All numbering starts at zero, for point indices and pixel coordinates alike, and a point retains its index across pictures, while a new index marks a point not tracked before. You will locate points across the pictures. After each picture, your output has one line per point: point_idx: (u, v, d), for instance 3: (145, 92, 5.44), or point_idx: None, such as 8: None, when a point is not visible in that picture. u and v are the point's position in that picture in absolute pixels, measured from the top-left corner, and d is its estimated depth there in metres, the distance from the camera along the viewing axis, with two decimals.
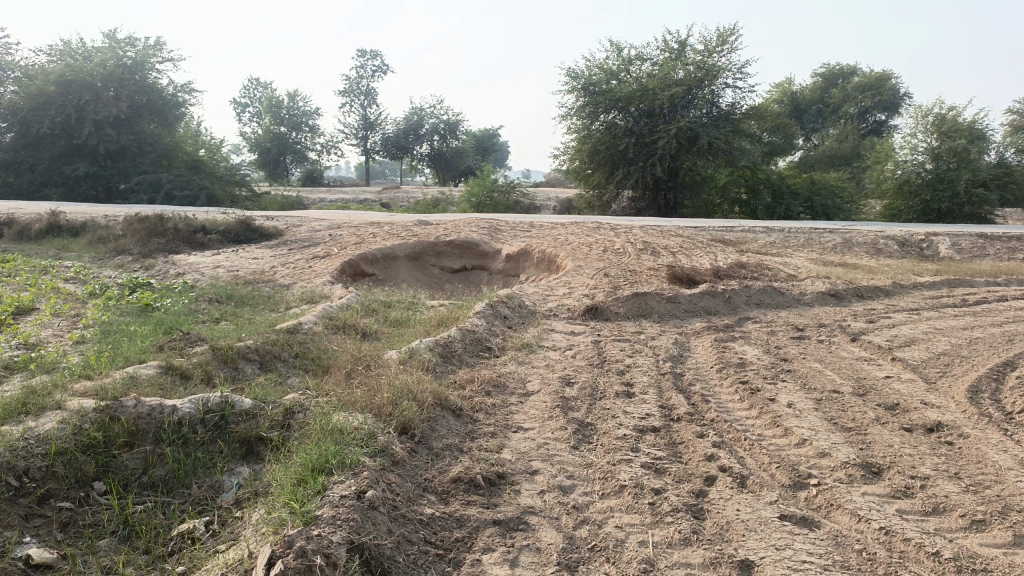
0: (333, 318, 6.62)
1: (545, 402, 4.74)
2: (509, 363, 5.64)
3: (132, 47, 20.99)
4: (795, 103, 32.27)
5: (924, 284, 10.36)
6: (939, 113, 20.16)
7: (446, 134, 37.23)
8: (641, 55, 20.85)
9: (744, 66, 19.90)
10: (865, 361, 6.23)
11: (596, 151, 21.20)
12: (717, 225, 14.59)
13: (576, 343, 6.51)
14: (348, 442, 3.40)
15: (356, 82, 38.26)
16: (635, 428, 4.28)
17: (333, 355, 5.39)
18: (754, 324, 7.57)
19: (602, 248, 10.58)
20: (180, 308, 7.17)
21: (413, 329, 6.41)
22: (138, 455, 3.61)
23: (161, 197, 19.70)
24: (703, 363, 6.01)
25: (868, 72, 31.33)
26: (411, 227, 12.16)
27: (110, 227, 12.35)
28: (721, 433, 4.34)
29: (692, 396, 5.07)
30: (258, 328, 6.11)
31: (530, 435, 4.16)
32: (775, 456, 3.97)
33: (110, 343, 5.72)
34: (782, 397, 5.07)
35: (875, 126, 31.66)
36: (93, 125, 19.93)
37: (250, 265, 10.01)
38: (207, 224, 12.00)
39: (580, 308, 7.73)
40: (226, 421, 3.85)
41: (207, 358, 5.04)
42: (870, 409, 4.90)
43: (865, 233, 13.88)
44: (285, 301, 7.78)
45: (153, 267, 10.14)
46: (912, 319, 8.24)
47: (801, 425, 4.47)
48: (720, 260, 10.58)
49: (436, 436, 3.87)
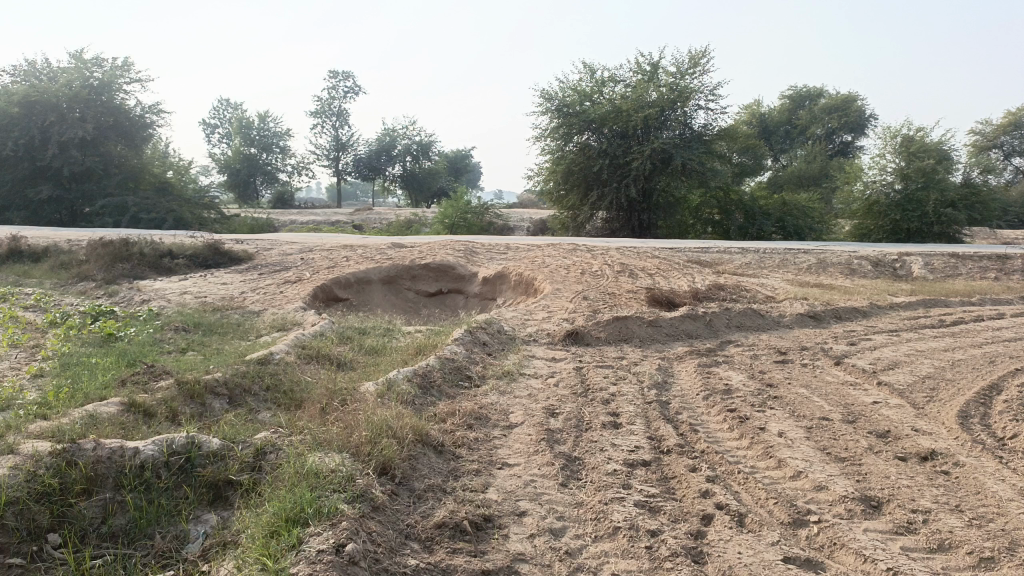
0: (306, 347, 6.38)
1: (530, 434, 4.55)
2: (490, 393, 5.44)
3: (99, 68, 20.55)
4: (764, 124, 32.62)
5: (901, 305, 10.36)
6: (907, 134, 20.43)
7: (418, 155, 37.10)
8: (614, 77, 20.91)
9: (715, 88, 20.02)
10: (851, 386, 6.12)
11: (570, 172, 21.14)
12: (693, 246, 14.55)
13: (558, 370, 6.34)
14: (325, 487, 3.19)
15: (328, 103, 38.05)
16: (625, 462, 4.11)
17: (306, 387, 5.16)
18: (736, 348, 7.46)
19: (580, 271, 10.45)
20: (145, 338, 6.88)
21: (390, 358, 6.18)
22: (96, 503, 3.35)
23: (127, 220, 19.27)
24: (688, 390, 5.87)
25: (834, 94, 31.85)
26: (385, 250, 11.94)
27: (72, 252, 11.97)
28: (713, 465, 4.18)
29: (680, 425, 4.92)
30: (227, 359, 5.85)
31: (515, 472, 3.97)
32: (770, 490, 3.82)
33: (70, 377, 5.43)
34: (772, 425, 4.93)
35: (842, 147, 32.14)
36: (58, 146, 19.45)
37: (219, 291, 9.72)
38: (174, 248, 11.68)
39: (559, 333, 7.57)
40: (192, 464, 3.61)
41: (173, 394, 4.78)
42: (862, 437, 4.78)
43: (839, 253, 13.93)
44: (256, 329, 7.52)
45: (117, 294, 9.81)
46: (893, 340, 8.18)
47: (794, 456, 4.33)
48: (698, 282, 10.50)
49: (417, 477, 3.66)
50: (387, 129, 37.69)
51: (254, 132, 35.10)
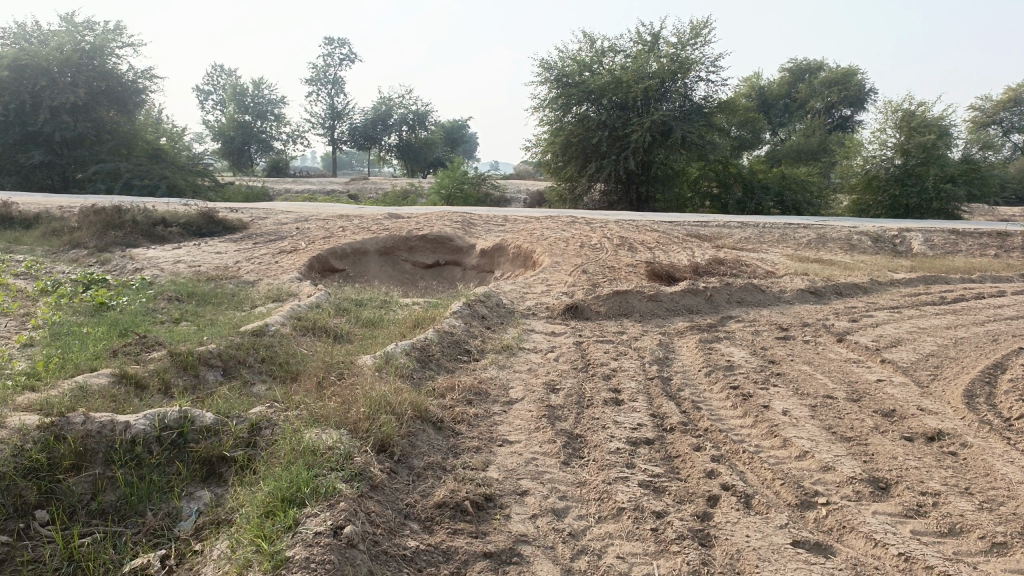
0: (302, 319, 6.27)
1: (530, 411, 4.46)
2: (489, 367, 5.35)
3: (91, 31, 20.15)
4: (763, 98, 32.27)
5: (901, 281, 10.28)
6: (908, 109, 20.22)
7: (415, 124, 36.72)
8: (614, 47, 20.60)
9: (717, 59, 19.74)
10: (855, 364, 6.04)
11: (568, 143, 20.91)
12: (693, 220, 14.40)
13: (558, 345, 6.24)
14: (322, 465, 3.10)
15: (323, 71, 37.54)
16: (628, 440, 4.02)
17: (302, 361, 5.06)
18: (737, 324, 7.37)
19: (579, 243, 10.33)
20: (137, 308, 6.76)
21: (387, 331, 6.08)
22: (86, 478, 3.26)
23: (120, 187, 19.03)
24: (690, 366, 5.78)
25: (835, 67, 31.55)
26: (382, 221, 11.79)
27: (64, 218, 11.79)
28: (718, 444, 4.11)
29: (683, 403, 4.83)
30: (221, 331, 5.73)
31: (516, 449, 3.88)
32: (778, 471, 3.75)
33: (60, 347, 5.31)
34: (776, 403, 4.85)
35: (841, 121, 31.94)
36: (49, 111, 19.15)
37: (213, 260, 9.58)
38: (168, 216, 11.51)
39: (559, 307, 7.47)
40: (185, 439, 3.50)
41: (166, 366, 4.67)
42: (867, 416, 4.71)
43: (839, 228, 13.82)
44: (250, 299, 7.40)
45: (110, 262, 9.65)
46: (894, 317, 8.10)
47: (799, 435, 4.25)
48: (698, 256, 10.39)
49: (417, 454, 3.57)
50: (383, 98, 37.27)
51: (248, 99, 34.64)
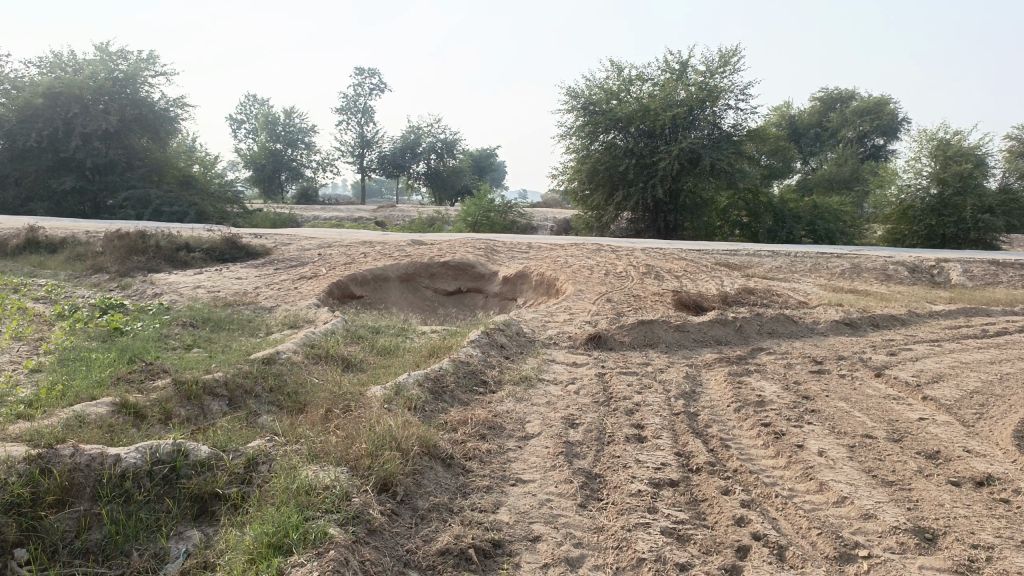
0: (315, 346, 6.07)
1: (546, 448, 4.21)
2: (506, 400, 5.11)
3: (124, 61, 20.52)
4: (794, 126, 31.84)
5: (940, 313, 9.87)
6: (944, 137, 19.77)
7: (443, 153, 36.92)
8: (642, 76, 20.48)
9: (746, 87, 19.51)
10: (894, 401, 5.70)
11: (595, 171, 20.72)
12: (722, 248, 14.11)
13: (580, 377, 5.98)
14: (317, 506, 2.88)
15: (353, 100, 37.98)
16: (650, 481, 3.74)
17: (311, 390, 4.86)
18: (768, 356, 7.06)
19: (604, 272, 10.09)
20: (150, 333, 6.62)
21: (402, 360, 5.87)
22: (70, 515, 3.07)
23: (150, 213, 19.20)
24: (718, 401, 5.48)
25: (866, 96, 31.21)
26: (404, 247, 11.65)
27: (89, 243, 11.80)
28: (748, 487, 3.82)
29: (710, 441, 4.55)
30: (231, 358, 5.55)
31: (529, 489, 3.63)
32: (814, 520, 3.46)
33: (66, 373, 5.17)
34: (811, 442, 4.54)
35: (874, 150, 31.52)
36: (81, 138, 19.45)
37: (233, 286, 9.47)
38: (191, 242, 11.49)
39: (581, 337, 7.22)
40: (177, 474, 3.30)
41: (169, 395, 4.49)
42: (909, 458, 4.38)
43: (874, 258, 13.42)
44: (266, 326, 7.25)
45: (130, 287, 9.59)
46: (934, 351, 7.72)
47: (836, 479, 3.95)
48: (727, 285, 10.10)
49: (422, 494, 3.33)
50: (412, 127, 37.55)
51: (280, 127, 34.84)
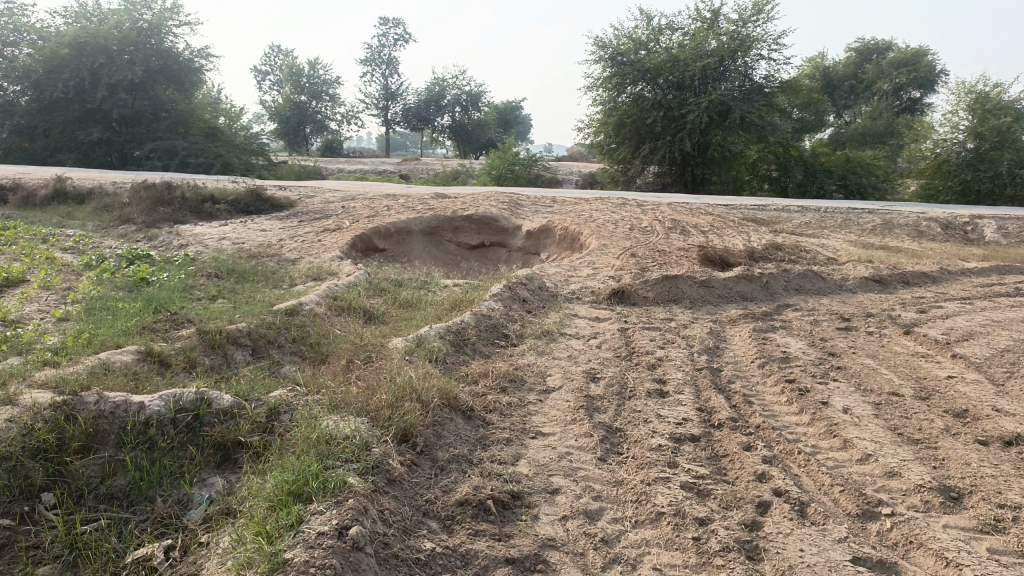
0: (338, 298, 6.08)
1: (567, 401, 4.20)
2: (527, 353, 5.09)
3: (148, 10, 20.43)
4: (828, 78, 31.01)
5: (973, 271, 9.66)
6: (983, 89, 19.15)
7: (468, 105, 36.55)
8: (671, 25, 19.97)
9: (779, 37, 18.97)
10: (922, 359, 5.61)
11: (622, 124, 20.40)
12: (750, 203, 13.88)
13: (602, 332, 5.94)
14: (337, 456, 2.90)
15: (378, 51, 37.59)
16: (671, 436, 3.72)
17: (333, 341, 4.88)
18: (794, 313, 6.96)
19: (629, 226, 9.97)
20: (175, 284, 6.67)
21: (424, 312, 5.87)
22: (95, 461, 3.12)
23: (176, 164, 19.28)
24: (742, 357, 5.42)
25: (904, 47, 30.28)
26: (428, 200, 11.60)
27: (116, 195, 11.89)
28: (770, 443, 3.79)
29: (733, 396, 4.51)
30: (254, 309, 5.57)
31: (549, 442, 3.62)
32: (837, 477, 3.42)
33: (93, 322, 5.24)
34: (836, 399, 4.49)
35: (909, 104, 30.69)
36: (107, 89, 19.49)
37: (257, 238, 9.50)
38: (216, 194, 11.53)
39: (604, 291, 7.17)
40: (200, 422, 3.33)
41: (193, 343, 4.54)
42: (936, 417, 4.31)
43: (906, 214, 13.14)
44: (290, 278, 7.27)
45: (156, 238, 9.65)
46: (965, 309, 7.57)
47: (861, 436, 3.90)
48: (754, 241, 9.94)
49: (441, 445, 3.34)
50: (436, 79, 37.15)
51: (304, 79, 34.79)
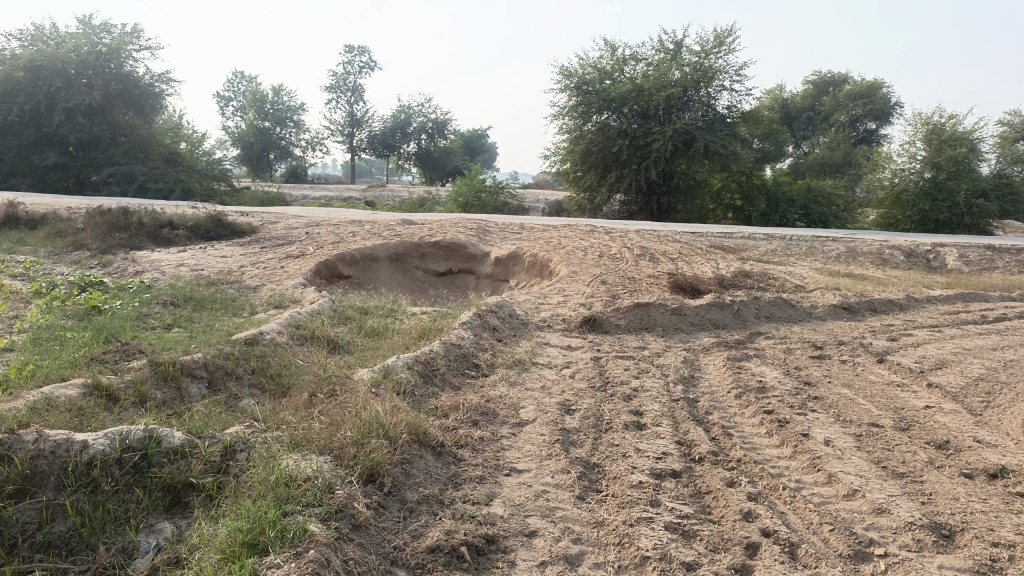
0: (300, 327, 5.83)
1: (542, 435, 4.01)
2: (499, 384, 4.90)
3: (108, 34, 20.04)
4: (787, 110, 31.59)
5: (938, 298, 9.72)
6: (939, 121, 19.59)
7: (434, 133, 36.51)
8: (636, 55, 20.16)
9: (741, 68, 19.25)
10: (898, 388, 5.53)
11: (588, 153, 20.45)
12: (717, 231, 13.93)
13: (574, 361, 5.77)
14: (296, 500, 2.69)
15: (343, 78, 37.48)
16: (651, 472, 3.56)
17: (296, 373, 4.64)
18: (766, 341, 6.88)
19: (598, 253, 9.88)
20: (129, 312, 6.36)
21: (390, 342, 5.65)
22: (32, 506, 2.85)
23: (135, 189, 18.84)
24: (718, 387, 5.29)
25: (860, 80, 31.04)
26: (394, 226, 11.40)
27: (70, 220, 11.48)
28: (753, 478, 3.64)
29: (712, 428, 4.36)
30: (212, 338, 5.30)
31: (524, 480, 3.43)
32: (826, 515, 3.29)
33: (38, 353, 4.93)
34: (816, 431, 4.37)
35: (866, 135, 31.44)
36: (64, 113, 19.01)
37: (217, 264, 9.20)
38: (175, 219, 11.20)
39: (576, 319, 7.03)
40: (148, 462, 3.07)
41: (144, 376, 4.26)
42: (919, 449, 4.21)
43: (869, 242, 13.28)
44: (250, 305, 7.00)
45: (111, 264, 9.30)
46: (934, 337, 7.57)
47: (845, 470, 3.78)
48: (723, 268, 9.91)
49: (410, 485, 3.13)
50: (402, 106, 37.09)
51: (268, 105, 34.45)
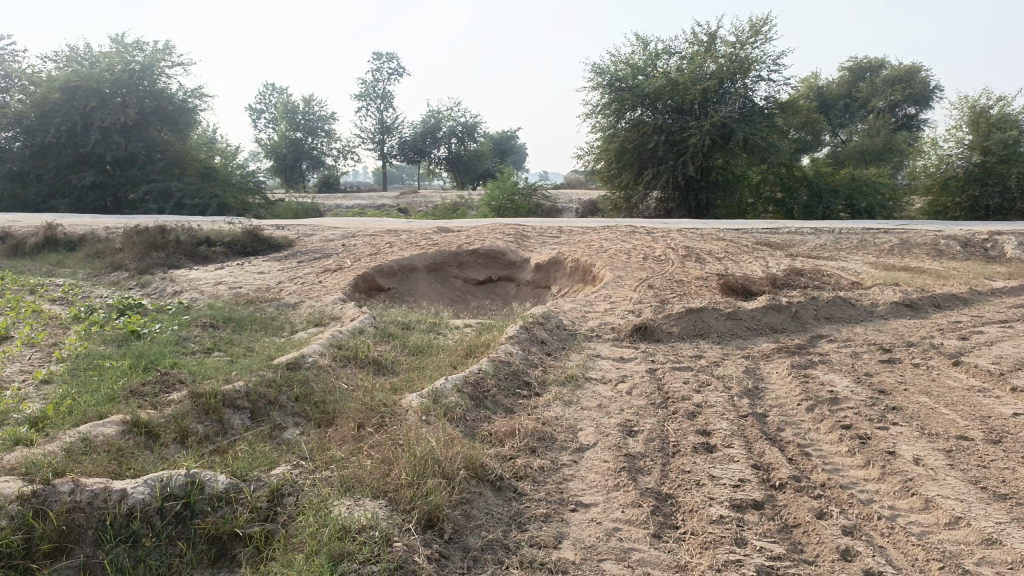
0: (343, 347, 5.61)
1: (606, 463, 3.73)
2: (553, 404, 4.63)
3: (140, 52, 20.13)
4: (823, 98, 30.84)
5: (1004, 290, 9.21)
6: (986, 104, 18.85)
7: (464, 136, 36.40)
8: (668, 49, 19.75)
9: (778, 58, 18.72)
10: (981, 394, 5.14)
11: (623, 150, 20.07)
12: (762, 227, 13.49)
13: (629, 374, 5.47)
14: (352, 557, 2.47)
15: (372, 85, 37.52)
16: (730, 504, 3.27)
17: (341, 399, 4.43)
18: (830, 344, 6.52)
19: (642, 255, 9.56)
20: (168, 336, 6.22)
21: (436, 360, 5.41)
22: (69, 565, 2.67)
23: (172, 206, 18.96)
24: (786, 399, 4.96)
25: (897, 64, 30.19)
26: (430, 235, 11.20)
27: (108, 240, 11.48)
28: (842, 506, 3.33)
29: (788, 448, 4.05)
30: (253, 363, 5.11)
31: (593, 516, 3.16)
32: (932, 550, 2.96)
33: (76, 385, 4.78)
34: (903, 448, 4.02)
35: (905, 120, 30.57)
36: (100, 132, 19.19)
37: (255, 281, 9.07)
38: (212, 235, 11.12)
39: (626, 328, 6.73)
40: (192, 511, 2.86)
41: (185, 409, 4.07)
42: (1019, 464, 3.83)
43: (923, 232, 12.74)
44: (290, 324, 6.82)
45: (149, 284, 9.21)
46: (1008, 333, 7.12)
47: (943, 494, 3.43)
48: (773, 267, 9.52)
49: (472, 529, 2.89)
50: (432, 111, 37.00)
51: (299, 116, 34.64)
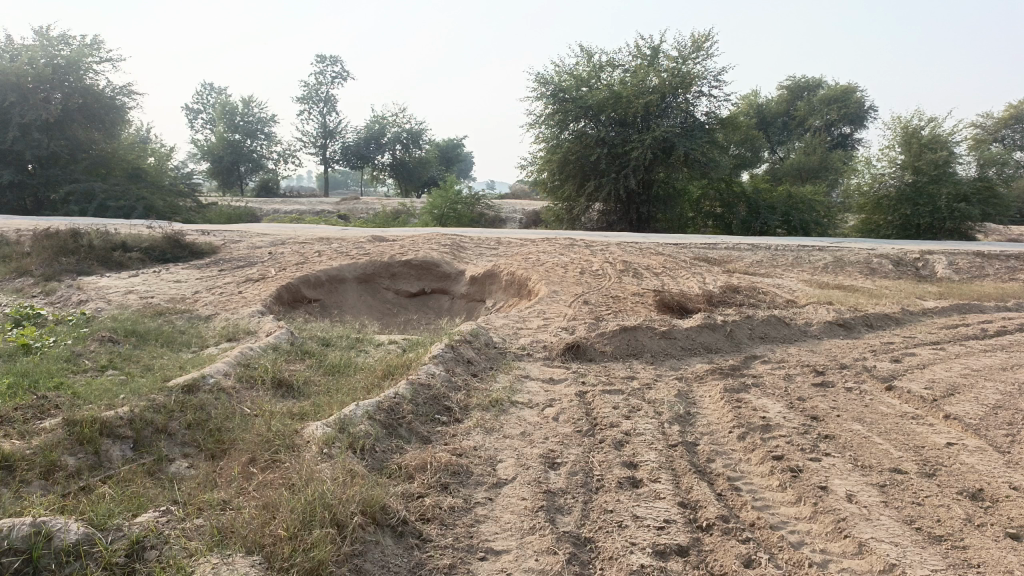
0: (250, 366, 5.19)
1: (522, 501, 3.43)
2: (473, 432, 4.32)
3: (66, 46, 19.10)
4: (762, 115, 31.28)
5: (934, 310, 9.25)
6: (918, 126, 19.29)
7: (408, 143, 35.89)
8: (612, 62, 19.73)
9: (720, 74, 18.84)
10: (913, 421, 5.01)
11: (566, 162, 19.90)
12: (700, 242, 13.44)
13: (558, 398, 5.19)
14: None
15: (315, 88, 36.77)
16: (653, 550, 3.01)
17: (238, 427, 4.05)
18: (764, 366, 6.36)
19: (579, 270, 9.33)
20: (60, 352, 5.71)
21: (352, 383, 5.04)
22: None
23: (95, 208, 18.12)
24: (718, 426, 4.74)
25: (834, 85, 30.87)
26: (363, 244, 10.80)
27: (17, 243, 10.73)
28: (771, 551, 3.11)
29: (717, 482, 3.83)
30: (145, 384, 4.65)
31: (503, 566, 2.86)
32: None
33: None
34: (835, 483, 3.83)
35: (841, 139, 31.34)
36: (19, 129, 18.18)
37: (169, 291, 8.53)
38: (129, 240, 10.46)
39: (558, 346, 6.46)
40: (35, 567, 2.46)
41: (56, 439, 3.62)
42: (953, 501, 3.65)
43: (857, 250, 12.85)
44: (199, 340, 6.36)
45: (54, 293, 8.58)
46: (938, 356, 7.08)
47: (878, 537, 3.23)
48: (710, 283, 9.40)
49: None
50: (375, 116, 36.36)
51: (238, 118, 33.61)
